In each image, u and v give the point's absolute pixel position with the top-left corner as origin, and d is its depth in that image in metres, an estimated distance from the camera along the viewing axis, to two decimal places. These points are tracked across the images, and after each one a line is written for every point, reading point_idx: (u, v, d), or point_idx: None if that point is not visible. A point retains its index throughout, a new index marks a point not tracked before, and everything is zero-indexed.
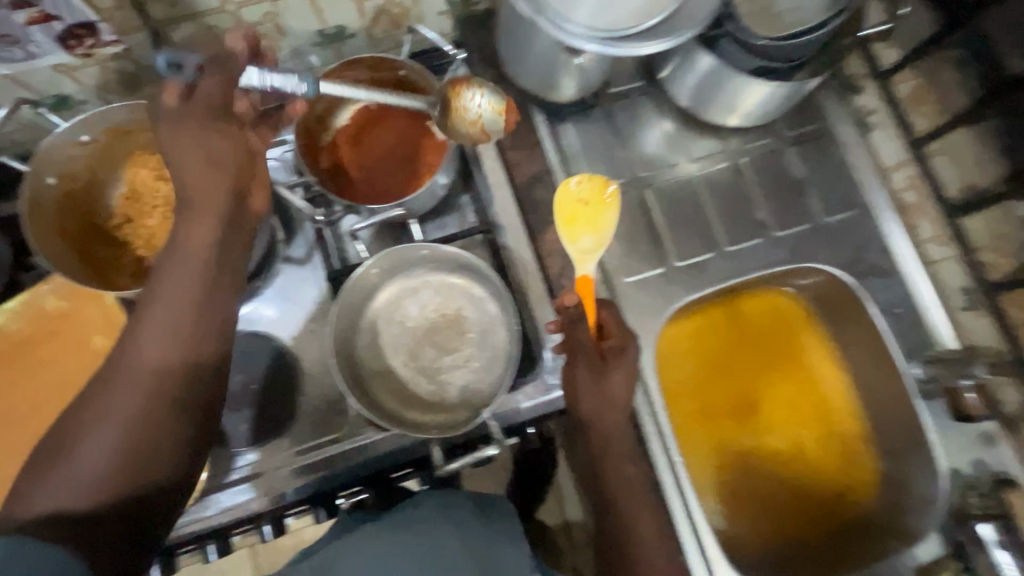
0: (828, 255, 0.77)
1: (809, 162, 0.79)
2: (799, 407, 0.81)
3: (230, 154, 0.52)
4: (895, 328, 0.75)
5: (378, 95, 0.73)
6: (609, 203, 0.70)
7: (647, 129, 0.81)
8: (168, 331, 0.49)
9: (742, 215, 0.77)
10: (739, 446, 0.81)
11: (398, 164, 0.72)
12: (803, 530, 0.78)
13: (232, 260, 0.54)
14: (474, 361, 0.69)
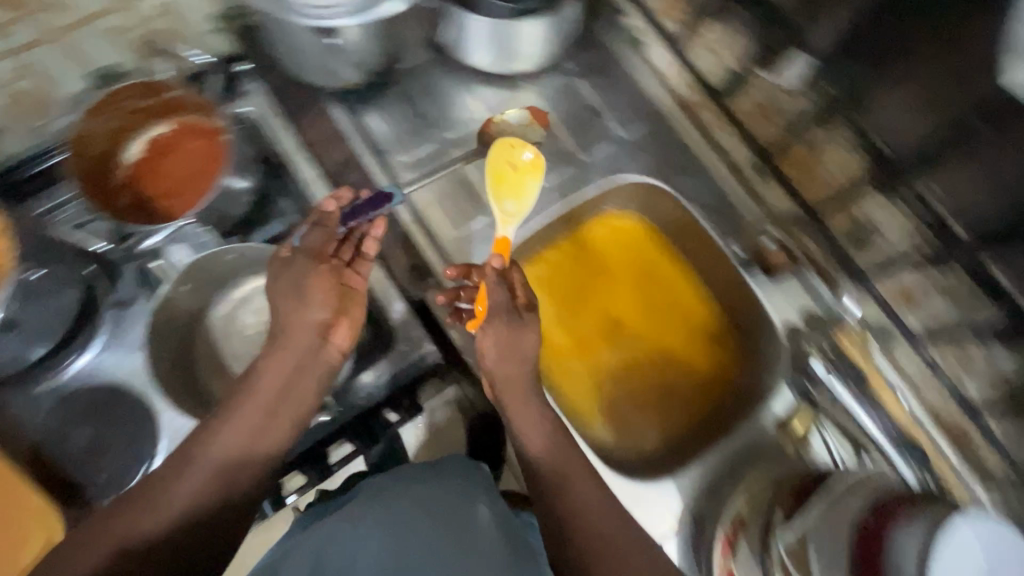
0: (634, 166, 0.83)
1: (598, 88, 0.85)
2: (654, 313, 0.86)
3: (329, 287, 0.61)
4: (709, 216, 0.81)
5: (166, 121, 0.72)
6: (531, 173, 0.74)
7: (448, 95, 0.85)
8: (217, 458, 0.55)
9: (549, 150, 0.84)
10: (607, 365, 0.84)
11: (192, 182, 0.70)
12: (684, 425, 0.82)
13: (303, 392, 0.60)
14: None
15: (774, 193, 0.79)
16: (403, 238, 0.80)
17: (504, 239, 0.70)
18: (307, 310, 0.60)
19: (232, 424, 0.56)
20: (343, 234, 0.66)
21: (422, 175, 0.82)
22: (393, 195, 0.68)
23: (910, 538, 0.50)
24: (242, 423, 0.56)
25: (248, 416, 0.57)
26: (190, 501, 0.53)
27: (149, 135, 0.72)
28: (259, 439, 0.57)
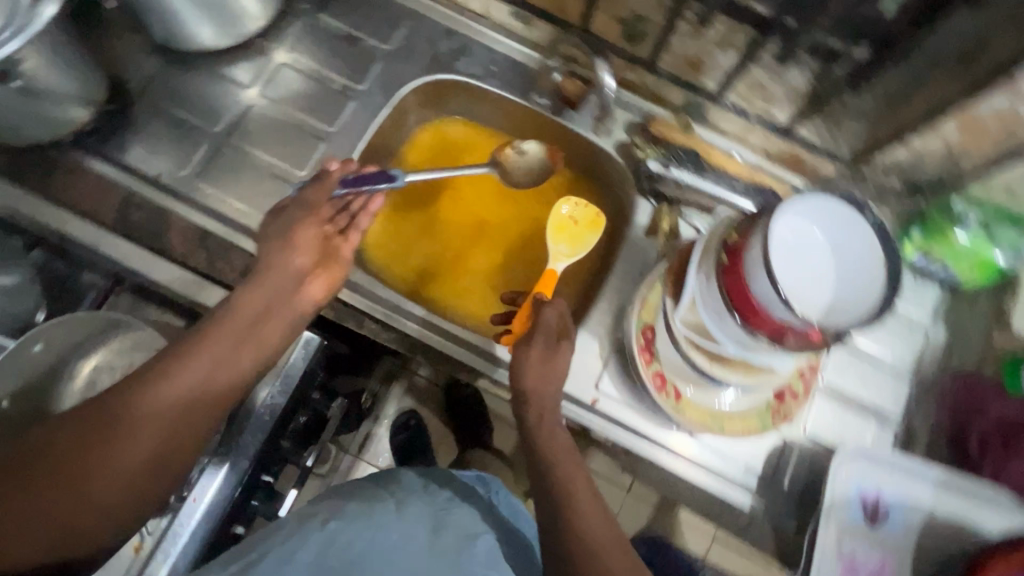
0: (412, 70, 0.80)
1: (342, 15, 0.81)
2: (512, 199, 0.84)
3: (313, 240, 0.64)
4: (502, 82, 0.80)
5: None
6: (591, 228, 0.74)
7: (194, 90, 0.77)
8: (197, 376, 0.54)
9: (325, 95, 0.79)
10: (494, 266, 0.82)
11: None
12: (579, 279, 0.83)
13: (275, 326, 0.61)
14: None
15: (542, 31, 0.78)
16: (217, 250, 0.72)
17: (552, 276, 0.72)
18: (290, 258, 0.63)
19: (192, 363, 0.54)
20: (341, 200, 0.68)
21: (208, 179, 0.74)
22: (396, 176, 0.68)
23: (754, 247, 0.54)
24: (218, 346, 0.56)
25: (212, 350, 0.56)
26: (176, 396, 0.53)
27: None
28: (223, 367, 0.56)
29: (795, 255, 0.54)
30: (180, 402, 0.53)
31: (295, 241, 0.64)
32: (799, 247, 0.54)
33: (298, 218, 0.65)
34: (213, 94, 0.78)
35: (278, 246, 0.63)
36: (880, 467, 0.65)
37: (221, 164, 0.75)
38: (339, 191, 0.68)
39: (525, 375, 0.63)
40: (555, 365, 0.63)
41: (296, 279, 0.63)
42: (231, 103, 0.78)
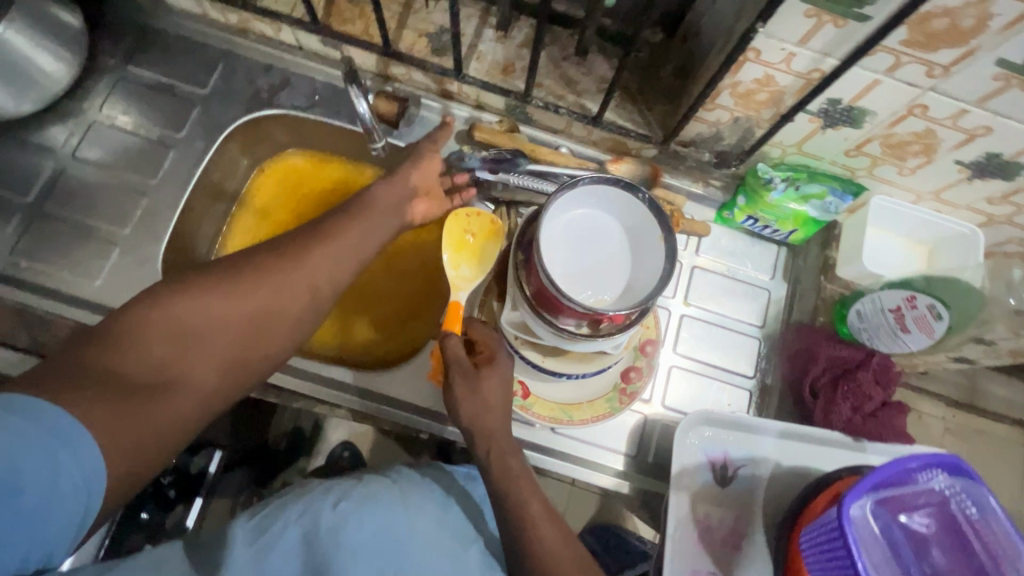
0: (231, 110, 0.79)
1: (152, 64, 0.80)
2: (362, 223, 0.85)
3: (432, 171, 0.70)
4: (323, 111, 0.80)
5: None
6: (488, 241, 0.68)
7: (0, 160, 0.75)
8: (331, 264, 0.58)
9: (143, 147, 0.77)
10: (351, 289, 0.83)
11: None
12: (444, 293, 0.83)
13: (396, 215, 0.65)
14: None
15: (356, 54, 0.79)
16: (40, 323, 0.69)
17: (456, 306, 0.65)
18: (410, 172, 0.68)
19: (348, 240, 0.60)
20: (477, 166, 0.76)
21: (24, 252, 0.71)
22: (521, 163, 0.76)
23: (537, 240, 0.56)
24: (366, 233, 0.61)
25: (336, 251, 0.59)
26: (312, 292, 0.57)
27: None
28: (357, 252, 0.60)
29: (578, 243, 0.57)
30: (305, 289, 0.56)
31: (425, 167, 0.70)
32: (582, 232, 0.57)
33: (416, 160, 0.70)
34: (20, 162, 0.75)
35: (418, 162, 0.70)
36: (723, 429, 0.68)
37: (36, 234, 0.72)
38: (478, 166, 0.76)
39: (466, 400, 0.60)
40: (486, 395, 0.60)
41: (410, 192, 0.68)
42: (41, 168, 0.75)
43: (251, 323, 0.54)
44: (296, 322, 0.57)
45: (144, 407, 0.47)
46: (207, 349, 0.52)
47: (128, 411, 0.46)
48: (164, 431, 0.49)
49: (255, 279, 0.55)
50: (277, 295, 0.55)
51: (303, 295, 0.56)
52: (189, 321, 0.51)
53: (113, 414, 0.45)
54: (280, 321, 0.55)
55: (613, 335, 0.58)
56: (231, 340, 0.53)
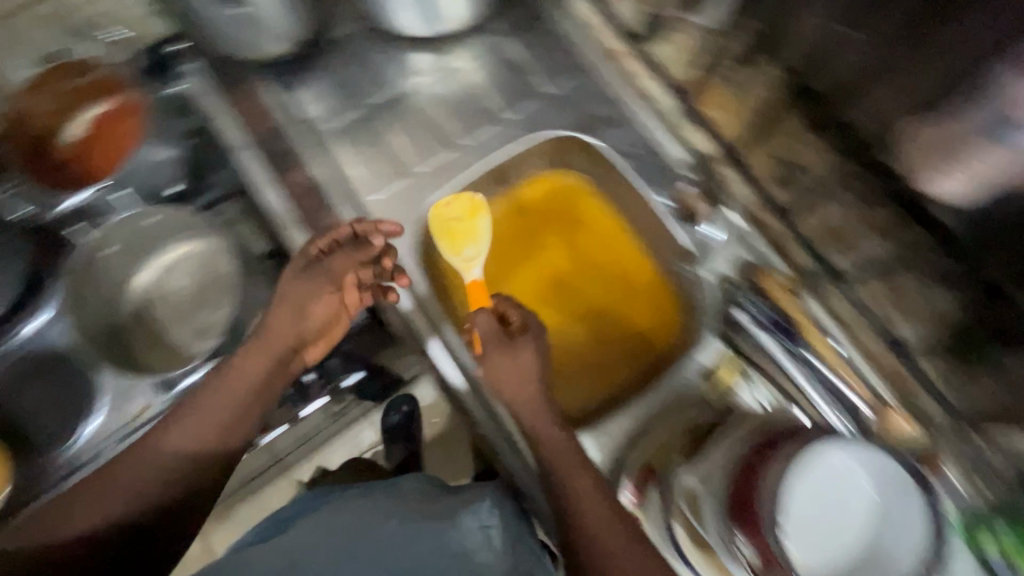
0: (559, 119, 0.82)
1: (524, 45, 0.84)
2: (579, 270, 0.87)
3: (328, 305, 0.70)
4: (634, 166, 0.79)
5: (104, 103, 0.78)
6: (477, 216, 0.74)
7: (374, 60, 0.85)
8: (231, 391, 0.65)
9: (475, 110, 0.83)
10: (538, 320, 0.85)
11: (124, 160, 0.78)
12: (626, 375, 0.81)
13: (326, 300, 0.70)
14: None
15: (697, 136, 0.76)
16: (323, 200, 0.79)
17: (479, 288, 0.71)
18: (302, 317, 0.69)
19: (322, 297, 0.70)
20: (748, 316, 0.69)
21: (347, 140, 0.82)
22: (797, 339, 0.66)
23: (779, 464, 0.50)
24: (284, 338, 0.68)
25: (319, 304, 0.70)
26: (175, 449, 0.63)
27: (90, 114, 0.78)
28: (256, 356, 0.67)
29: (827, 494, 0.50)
30: (226, 398, 0.65)
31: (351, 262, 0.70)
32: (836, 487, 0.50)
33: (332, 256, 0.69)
34: (387, 69, 0.85)
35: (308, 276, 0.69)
36: None
37: (364, 133, 0.82)
38: (744, 316, 0.69)
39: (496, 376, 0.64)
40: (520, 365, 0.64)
41: (329, 286, 0.70)
42: (397, 82, 0.85)
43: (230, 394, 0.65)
44: (229, 402, 0.65)
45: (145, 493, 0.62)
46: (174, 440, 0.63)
47: (119, 515, 0.60)
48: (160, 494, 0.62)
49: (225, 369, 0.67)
50: (246, 365, 0.66)
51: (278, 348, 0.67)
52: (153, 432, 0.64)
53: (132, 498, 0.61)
54: (242, 383, 0.66)
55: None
56: (214, 408, 0.64)
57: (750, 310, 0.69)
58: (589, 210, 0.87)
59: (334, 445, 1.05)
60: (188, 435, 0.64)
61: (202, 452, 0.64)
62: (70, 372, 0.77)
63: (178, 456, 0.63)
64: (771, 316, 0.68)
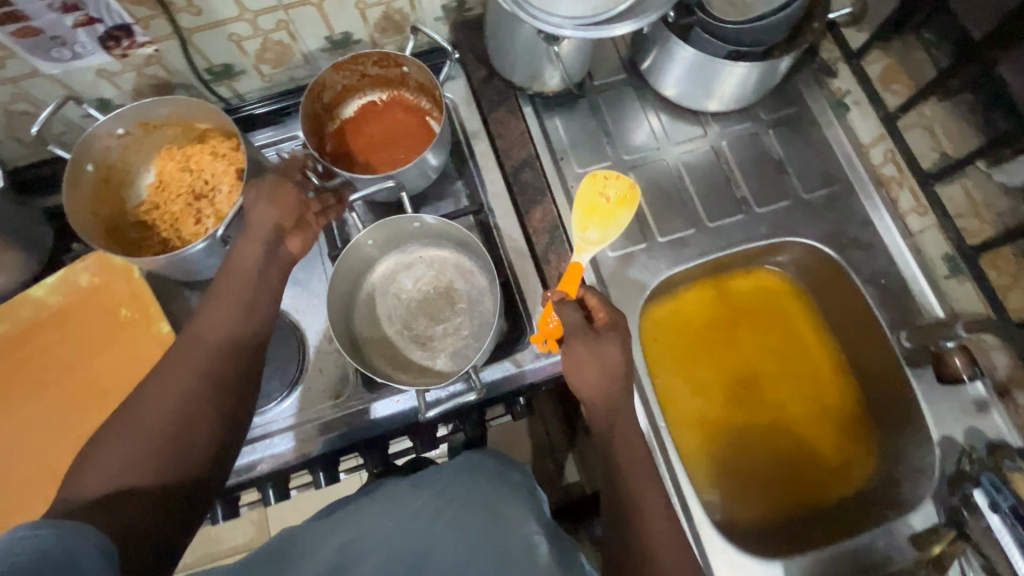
0: (810, 228, 0.79)
1: (788, 143, 0.82)
2: (778, 379, 0.82)
3: (257, 249, 0.63)
4: (880, 298, 0.75)
5: (381, 90, 0.81)
6: (622, 203, 0.72)
7: (632, 116, 0.86)
8: (209, 318, 0.59)
9: (723, 194, 0.81)
10: (724, 420, 0.81)
11: (388, 147, 0.78)
12: (808, 503, 0.77)
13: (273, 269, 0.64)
14: (464, 330, 0.72)
15: (961, 289, 0.72)
16: (558, 242, 0.78)
17: (578, 265, 0.69)
18: (268, 219, 0.64)
19: (273, 207, 0.65)
20: (987, 500, 0.62)
21: None
22: None
23: None
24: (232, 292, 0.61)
25: (287, 203, 0.66)
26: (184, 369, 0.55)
27: (368, 97, 0.81)
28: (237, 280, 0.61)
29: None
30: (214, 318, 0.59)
31: (274, 194, 0.65)
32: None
33: (257, 198, 0.64)
34: (642, 129, 0.85)
35: (248, 235, 0.64)
36: None
37: None
38: (977, 494, 0.63)
39: (579, 371, 0.59)
40: (606, 362, 0.60)
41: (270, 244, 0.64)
42: (651, 144, 0.84)
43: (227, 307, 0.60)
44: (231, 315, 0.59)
45: (173, 441, 0.51)
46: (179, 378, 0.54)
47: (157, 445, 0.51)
48: (190, 446, 0.52)
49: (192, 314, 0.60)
50: (243, 260, 0.62)
51: (247, 267, 0.62)
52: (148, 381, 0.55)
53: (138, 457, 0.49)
54: (236, 296, 0.60)
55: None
56: (213, 329, 0.58)
57: (990, 493, 0.62)
58: (801, 324, 0.84)
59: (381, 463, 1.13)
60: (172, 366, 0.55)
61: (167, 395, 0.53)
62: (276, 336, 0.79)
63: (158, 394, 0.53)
64: None
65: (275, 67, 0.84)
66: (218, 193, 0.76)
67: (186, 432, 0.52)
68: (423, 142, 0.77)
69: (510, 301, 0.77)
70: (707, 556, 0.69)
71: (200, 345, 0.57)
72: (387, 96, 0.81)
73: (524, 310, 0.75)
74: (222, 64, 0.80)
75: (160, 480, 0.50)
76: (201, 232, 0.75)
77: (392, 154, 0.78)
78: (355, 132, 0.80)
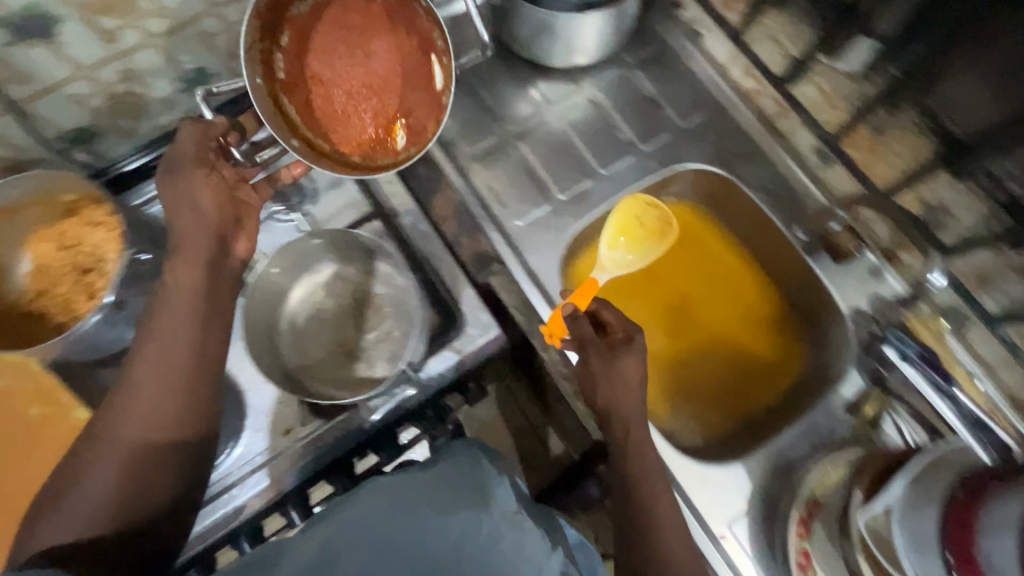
0: (694, 153, 0.84)
1: (656, 79, 0.87)
2: (707, 299, 0.86)
3: (194, 270, 0.59)
4: (770, 201, 0.82)
5: None
6: (651, 238, 0.80)
7: (508, 87, 0.87)
8: (156, 350, 0.56)
9: (609, 140, 0.84)
10: (668, 349, 0.85)
11: (341, 83, 0.66)
12: (754, 402, 0.83)
13: (219, 290, 0.61)
14: (395, 331, 0.73)
15: (834, 174, 0.79)
16: (465, 225, 0.79)
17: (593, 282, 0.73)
18: (191, 222, 0.59)
19: (198, 214, 0.59)
20: (896, 353, 0.70)
21: (485, 165, 0.82)
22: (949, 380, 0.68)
23: (1011, 504, 0.48)
24: (177, 322, 0.57)
25: (217, 196, 0.60)
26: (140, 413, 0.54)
27: None
28: (176, 307, 0.57)
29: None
30: (161, 350, 0.56)
31: (176, 204, 0.59)
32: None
33: (173, 206, 0.59)
34: (520, 98, 0.87)
35: (178, 251, 0.59)
36: None
37: (499, 157, 0.83)
38: (886, 351, 0.71)
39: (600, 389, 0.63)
40: (623, 378, 0.62)
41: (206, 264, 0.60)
42: (532, 110, 0.86)
43: (181, 333, 0.57)
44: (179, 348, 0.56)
45: (136, 483, 0.53)
46: (132, 426, 0.54)
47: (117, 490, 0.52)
48: (155, 485, 0.53)
49: (138, 339, 0.57)
50: (178, 280, 0.58)
51: (191, 290, 0.58)
52: (104, 423, 0.54)
53: (102, 506, 0.51)
54: (184, 324, 0.57)
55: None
56: (165, 365, 0.56)
57: (898, 347, 0.70)
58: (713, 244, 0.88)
59: None
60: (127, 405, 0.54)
61: (123, 441, 0.53)
62: None
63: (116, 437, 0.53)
64: (921, 354, 0.69)
65: (132, 120, 0.81)
66: (105, 262, 0.72)
67: (140, 480, 0.53)
68: (421, 89, 0.67)
69: (434, 294, 0.77)
70: (675, 479, 0.71)
71: (153, 383, 0.55)
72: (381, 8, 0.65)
73: (450, 299, 0.76)
74: (72, 128, 0.76)
75: (127, 516, 0.52)
76: (95, 305, 0.70)
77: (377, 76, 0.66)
78: (342, 37, 0.65)
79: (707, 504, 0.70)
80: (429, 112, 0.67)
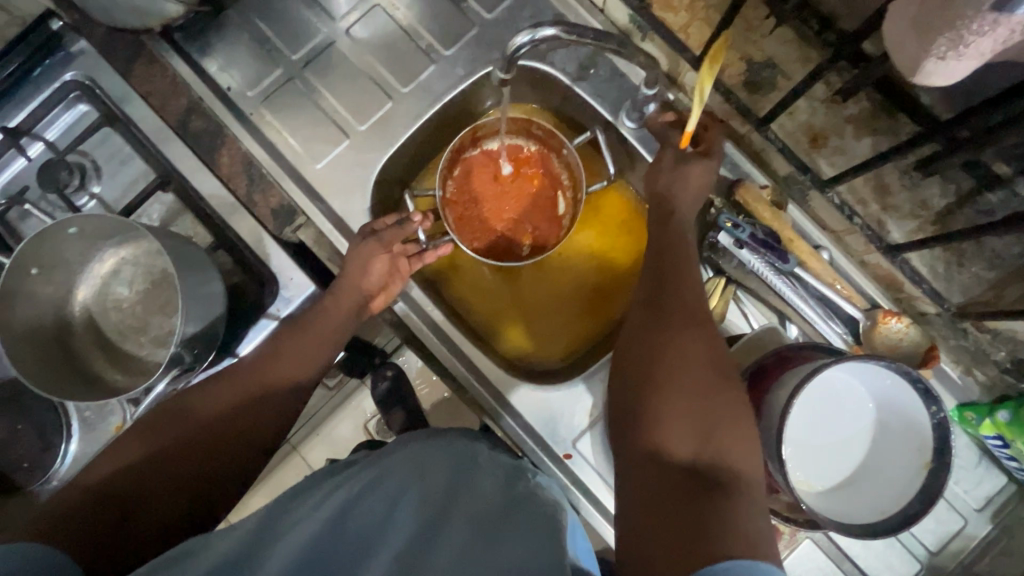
0: (504, 47, 0.73)
1: None
2: (582, 217, 0.79)
3: (336, 312, 0.67)
4: (596, 88, 0.72)
5: (530, 140, 0.76)
6: None
7: (285, 7, 0.75)
8: (269, 368, 0.64)
9: (406, 52, 0.74)
10: (557, 275, 0.78)
11: (513, 241, 0.75)
12: (613, 313, 0.77)
13: (340, 332, 0.68)
14: (171, 310, 0.68)
15: (655, 46, 0.69)
16: (258, 180, 0.73)
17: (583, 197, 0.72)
18: (354, 266, 0.68)
19: (366, 270, 0.68)
20: (747, 237, 0.64)
21: (272, 108, 0.74)
22: (789, 260, 0.63)
23: (776, 395, 0.49)
24: (296, 347, 0.65)
25: (382, 272, 0.69)
26: (231, 404, 0.61)
27: (497, 143, 0.76)
28: (306, 339, 0.65)
29: (824, 416, 0.50)
30: (273, 368, 0.64)
31: (365, 250, 0.68)
32: (838, 406, 0.50)
33: (354, 245, 0.69)
34: (299, 17, 0.75)
35: (337, 282, 0.68)
36: None
37: (286, 95, 0.74)
38: (719, 237, 0.65)
39: (666, 171, 0.61)
40: (701, 173, 0.60)
41: (352, 304, 0.68)
42: (317, 31, 0.75)
43: (300, 352, 0.65)
44: (287, 372, 0.65)
45: (181, 456, 0.57)
46: (222, 403, 0.61)
47: (165, 457, 0.57)
48: (193, 472, 0.58)
49: (275, 335, 0.66)
50: (330, 301, 0.67)
51: (327, 317, 0.66)
52: (207, 388, 0.62)
53: (146, 458, 0.56)
54: (297, 367, 0.65)
55: (784, 524, 0.49)
56: (270, 374, 0.64)
57: (731, 232, 0.64)
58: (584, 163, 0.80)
59: (314, 443, 1.08)
60: (230, 391, 0.62)
61: (210, 412, 0.60)
62: (17, 402, 0.70)
63: (206, 404, 0.61)
64: (755, 233, 0.64)
65: None
66: None
67: (190, 469, 0.57)
68: (547, 216, 0.75)
69: (236, 252, 0.70)
70: (512, 407, 0.70)
71: (253, 392, 0.63)
72: (535, 151, 0.76)
73: (257, 263, 0.69)
74: None
75: (153, 482, 0.56)
76: None
77: (515, 229, 0.76)
78: (514, 171, 0.76)
79: (546, 425, 0.70)
80: (552, 229, 0.75)
